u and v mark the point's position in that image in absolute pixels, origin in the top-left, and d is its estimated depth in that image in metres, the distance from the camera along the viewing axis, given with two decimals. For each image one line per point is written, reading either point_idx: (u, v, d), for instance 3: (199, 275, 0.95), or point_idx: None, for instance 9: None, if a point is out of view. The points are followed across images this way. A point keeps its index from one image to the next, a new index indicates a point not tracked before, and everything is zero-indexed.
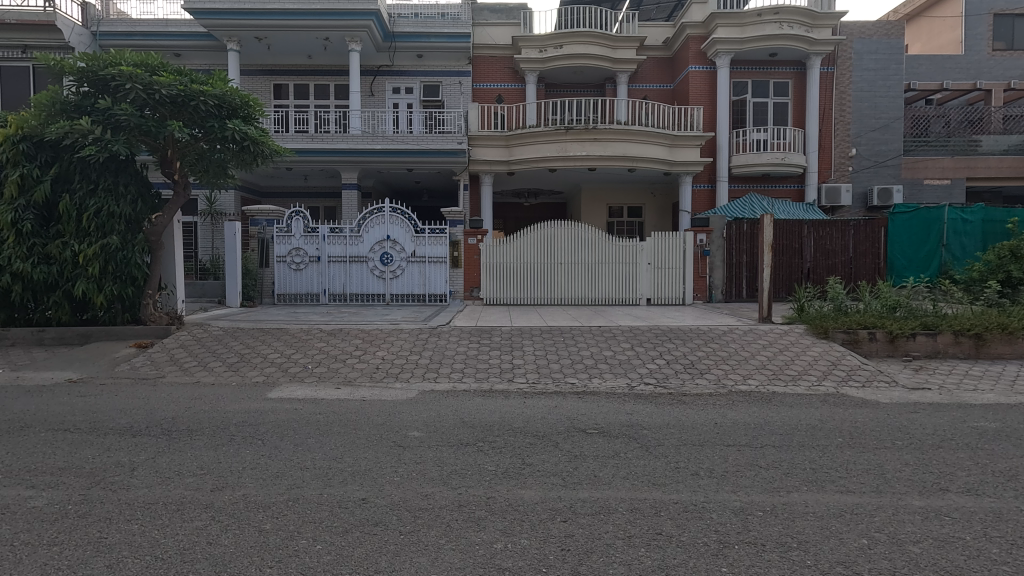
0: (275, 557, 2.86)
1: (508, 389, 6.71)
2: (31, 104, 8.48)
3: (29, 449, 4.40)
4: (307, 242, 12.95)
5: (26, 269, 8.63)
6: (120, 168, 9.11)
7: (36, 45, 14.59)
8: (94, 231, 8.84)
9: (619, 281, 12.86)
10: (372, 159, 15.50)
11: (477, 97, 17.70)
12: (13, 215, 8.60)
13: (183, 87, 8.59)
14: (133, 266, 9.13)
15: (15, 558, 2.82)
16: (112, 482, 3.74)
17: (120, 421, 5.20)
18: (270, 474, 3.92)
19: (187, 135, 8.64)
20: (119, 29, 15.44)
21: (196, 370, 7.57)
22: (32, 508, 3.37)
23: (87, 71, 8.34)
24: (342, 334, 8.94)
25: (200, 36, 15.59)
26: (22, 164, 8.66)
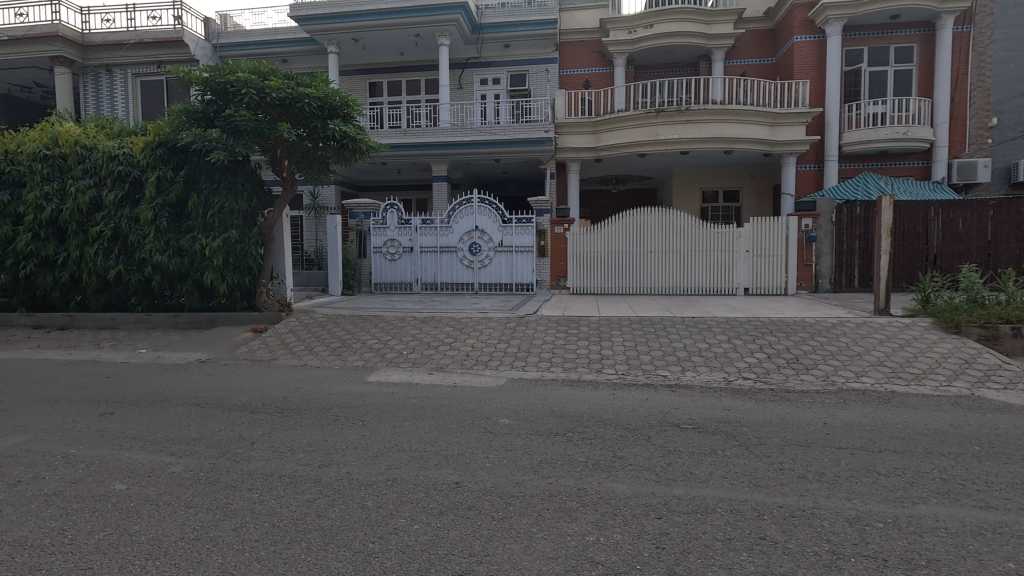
0: (378, 533, 3.01)
1: (597, 379, 6.61)
2: (166, 114, 9.46)
3: (168, 421, 4.97)
4: (401, 234, 13.52)
5: (164, 260, 9.77)
6: (238, 168, 9.98)
7: (169, 59, 16.31)
8: (218, 226, 9.77)
9: (714, 270, 12.25)
10: (460, 151, 15.83)
11: (563, 84, 17.44)
12: (152, 213, 9.74)
13: (291, 90, 9.22)
14: (250, 257, 10.02)
15: (160, 517, 3.18)
16: (236, 454, 4.14)
17: (241, 399, 5.74)
18: (371, 454, 4.15)
19: (294, 136, 9.28)
20: (235, 40, 16.80)
21: (303, 354, 8.18)
22: (172, 473, 3.79)
23: (210, 81, 9.08)
24: (434, 321, 9.28)
25: (304, 42, 16.60)
26: (159, 168, 9.78)
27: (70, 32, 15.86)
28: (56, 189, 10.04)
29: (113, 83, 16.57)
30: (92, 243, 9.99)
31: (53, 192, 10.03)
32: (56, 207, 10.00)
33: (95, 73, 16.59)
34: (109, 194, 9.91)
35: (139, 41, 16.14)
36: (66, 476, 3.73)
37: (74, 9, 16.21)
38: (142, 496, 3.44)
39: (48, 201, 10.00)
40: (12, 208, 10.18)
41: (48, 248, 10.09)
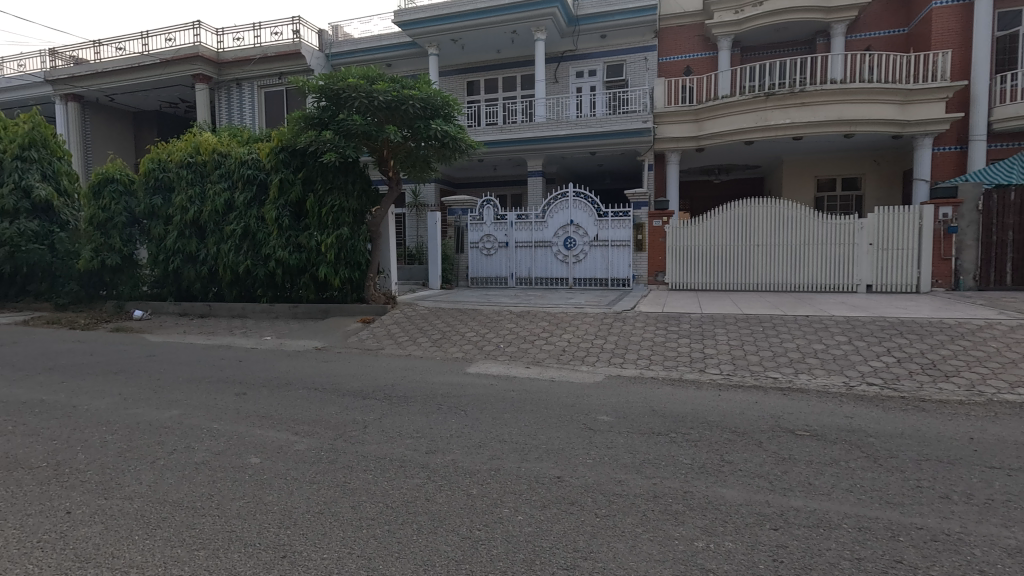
0: (484, 521, 3.09)
1: (700, 379, 6.34)
2: (287, 121, 10.31)
3: (293, 403, 5.43)
4: (497, 229, 13.78)
5: (285, 256, 10.70)
6: (349, 169, 10.65)
7: (289, 71, 17.76)
8: (331, 223, 10.52)
9: (831, 264, 11.28)
10: (556, 145, 15.81)
11: (663, 71, 16.82)
12: (276, 212, 10.70)
13: (396, 92, 9.68)
14: (359, 252, 10.68)
15: (289, 490, 3.49)
16: (351, 436, 4.44)
17: (354, 385, 6.16)
18: (474, 443, 4.27)
19: (399, 136, 9.74)
20: (346, 48, 17.97)
21: (407, 345, 8.59)
22: (298, 451, 4.14)
23: (325, 88, 9.73)
24: (530, 315, 9.37)
25: (407, 46, 17.37)
26: (281, 171, 10.71)
27: (208, 51, 17.73)
28: (198, 193, 11.35)
29: (243, 95, 18.33)
30: (226, 240, 11.19)
31: (196, 195, 11.36)
32: (198, 209, 11.31)
33: (228, 87, 18.43)
34: (240, 195, 11.02)
35: (264, 56, 17.71)
36: (211, 448, 4.21)
37: (211, 30, 18.11)
38: (273, 469, 3.80)
39: (192, 203, 11.34)
40: (165, 210, 11.67)
41: (192, 245, 11.45)
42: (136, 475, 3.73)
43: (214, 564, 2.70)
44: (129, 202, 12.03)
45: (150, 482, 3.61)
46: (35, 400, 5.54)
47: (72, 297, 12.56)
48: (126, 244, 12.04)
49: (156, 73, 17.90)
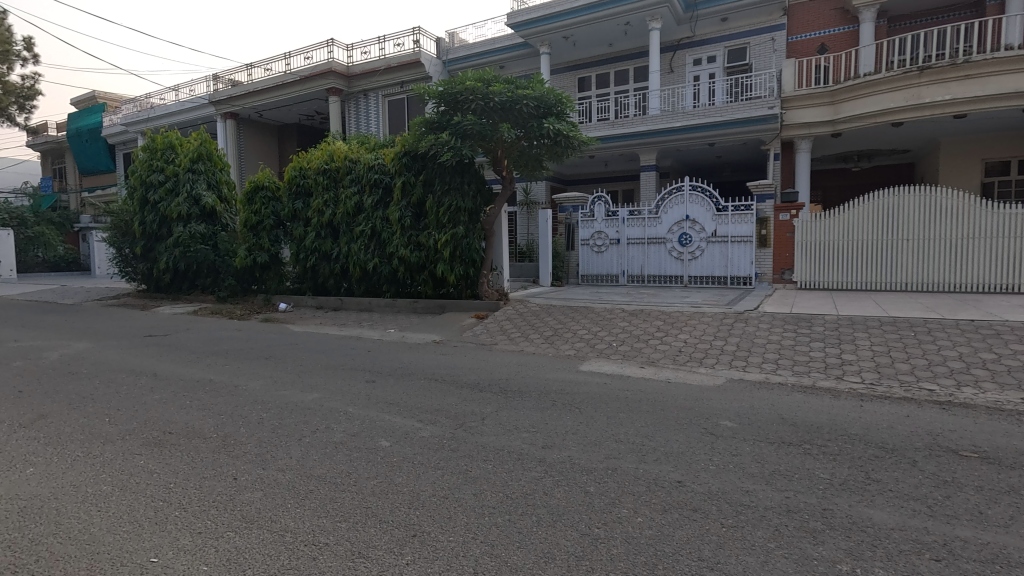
0: (603, 520, 3.07)
1: (837, 387, 5.77)
2: (410, 126, 10.94)
3: (416, 392, 5.76)
4: (608, 226, 13.59)
5: (407, 254, 11.43)
6: (465, 170, 11.08)
7: (410, 79, 18.82)
8: (448, 223, 11.05)
9: (1003, 261, 9.71)
10: (671, 138, 15.22)
11: (793, 52, 15.49)
12: (399, 213, 11.46)
13: (510, 93, 9.88)
14: (474, 250, 11.08)
15: (416, 474, 3.71)
16: (471, 427, 4.62)
17: (471, 377, 6.39)
18: (590, 441, 4.24)
19: (512, 136, 9.94)
20: (461, 54, 18.68)
21: (520, 340, 8.77)
22: (423, 438, 4.39)
23: (444, 93, 10.12)
24: (644, 314, 9.13)
25: (520, 47, 17.64)
26: (404, 174, 11.44)
27: (339, 66, 19.31)
28: (332, 197, 12.44)
29: (369, 105, 19.74)
30: (356, 240, 12.17)
31: (330, 199, 12.46)
32: (332, 211, 12.42)
33: (356, 98, 19.92)
34: (368, 198, 11.92)
35: (387, 66, 18.89)
36: (346, 430, 4.60)
37: (342, 47, 19.70)
38: (401, 454, 4.06)
39: (327, 206, 12.47)
40: (305, 213, 12.96)
41: (326, 245, 12.59)
42: (286, 450, 4.18)
43: (354, 535, 2.95)
44: (275, 206, 13.50)
45: (299, 457, 4.03)
46: (206, 379, 6.44)
47: (230, 290, 14.39)
48: (273, 244, 13.53)
49: (297, 90, 19.86)
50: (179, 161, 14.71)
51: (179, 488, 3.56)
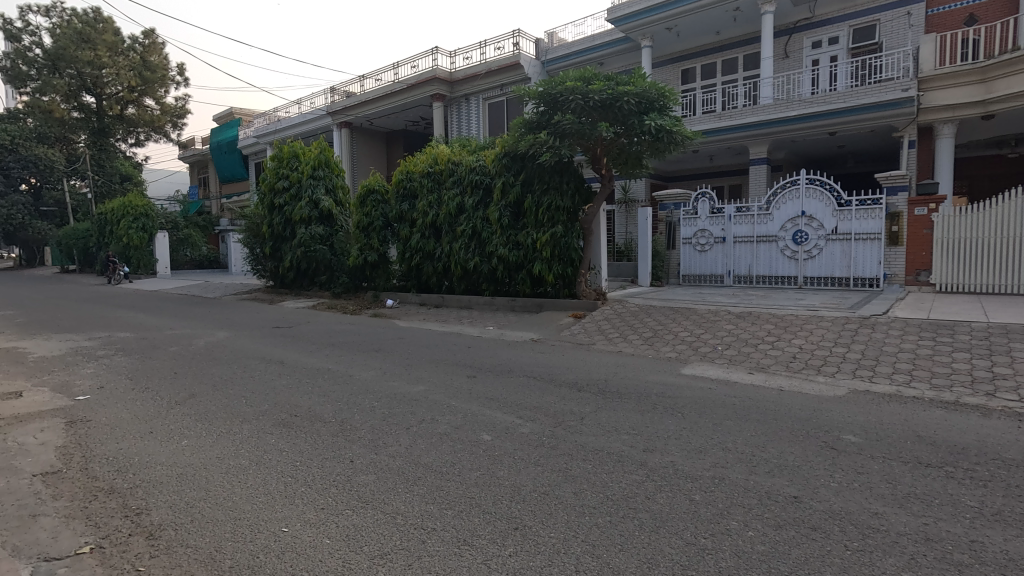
0: (710, 530, 2.94)
1: (987, 405, 5.07)
2: (510, 128, 11.12)
3: (516, 389, 5.87)
4: (713, 224, 12.95)
5: (506, 253, 11.67)
6: (564, 169, 11.07)
7: (509, 81, 19.14)
8: (547, 222, 11.14)
9: None
10: (785, 128, 14.19)
11: (933, 26, 13.77)
12: (498, 213, 11.73)
13: (611, 90, 9.74)
14: (572, 249, 11.08)
15: (517, 469, 3.78)
16: (569, 426, 4.63)
17: (569, 377, 6.40)
18: (695, 448, 4.08)
19: (613, 133, 9.80)
20: (560, 53, 18.64)
21: (618, 341, 8.63)
22: (523, 434, 4.47)
23: (543, 94, 10.18)
24: (753, 317, 8.60)
25: (620, 42, 17.30)
26: (504, 175, 11.68)
27: (443, 73, 20.08)
28: (435, 198, 13.00)
29: (470, 108, 20.36)
30: (457, 239, 12.63)
31: (434, 201, 13.03)
32: (436, 212, 12.98)
33: (458, 103, 20.60)
34: (469, 199, 12.31)
35: (488, 70, 19.30)
36: (450, 422, 4.80)
37: (446, 54, 20.49)
38: (502, 448, 4.16)
39: (431, 207, 13.06)
40: (410, 214, 13.67)
41: (430, 244, 13.19)
42: (396, 438, 4.44)
43: (460, 523, 3.07)
44: (384, 208, 14.36)
45: (407, 445, 4.27)
46: (325, 368, 7.00)
47: (343, 287, 15.53)
48: (381, 244, 14.42)
49: (404, 97, 20.97)
50: (302, 169, 16.12)
51: (305, 467, 3.91)
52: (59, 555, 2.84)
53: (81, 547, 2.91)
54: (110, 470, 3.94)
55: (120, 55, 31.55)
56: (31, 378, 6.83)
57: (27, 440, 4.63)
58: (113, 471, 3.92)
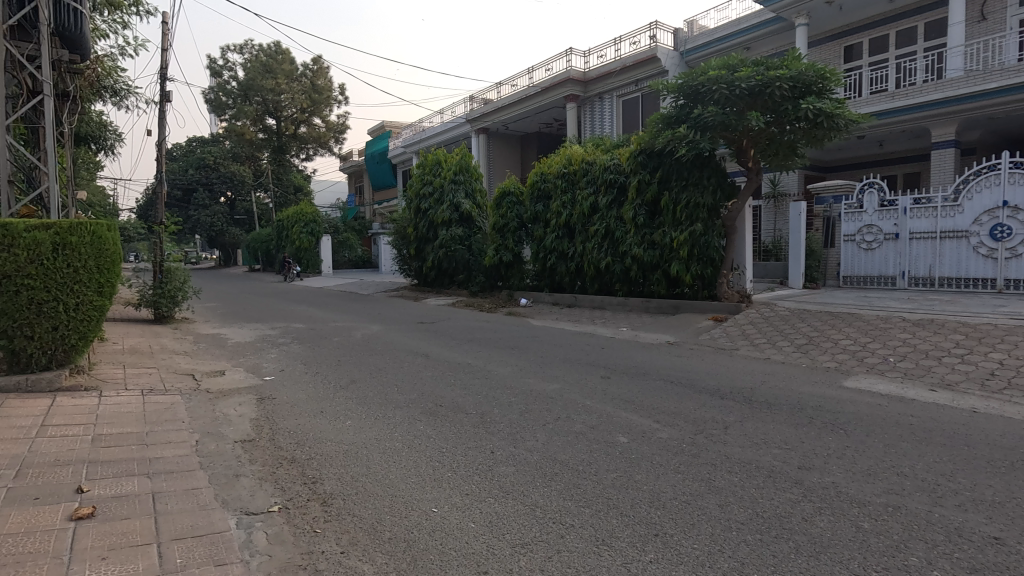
0: (883, 563, 2.62)
1: None
2: (647, 123, 10.79)
3: (653, 392, 5.71)
4: (882, 218, 11.43)
5: (641, 253, 11.38)
6: (705, 163, 10.50)
7: (645, 76, 18.56)
8: (686, 220, 10.66)
9: None
10: (980, 105, 12.07)
11: None
12: (633, 212, 11.47)
13: (760, 76, 9.03)
14: (713, 248, 10.48)
15: (655, 474, 3.68)
16: (712, 434, 4.39)
17: (710, 383, 6.07)
18: (862, 469, 3.65)
19: (762, 122, 9.07)
20: (701, 42, 17.63)
21: (766, 347, 7.98)
22: (661, 438, 4.34)
23: (683, 86, 9.73)
24: (934, 325, 7.44)
25: (770, 23, 15.90)
26: (639, 173, 11.39)
27: (577, 73, 20.10)
28: (569, 198, 13.09)
29: (604, 107, 20.09)
30: (591, 239, 12.60)
31: (568, 201, 13.13)
32: (569, 212, 13.07)
33: (592, 102, 20.43)
34: (603, 199, 12.21)
35: (623, 66, 18.89)
36: (585, 421, 4.82)
37: (580, 54, 20.47)
38: (639, 452, 4.08)
39: (565, 208, 13.18)
40: (544, 215, 13.90)
41: (564, 245, 13.31)
42: (533, 433, 4.57)
43: (598, 523, 3.07)
44: (519, 210, 14.80)
45: (543, 441, 4.37)
46: (465, 363, 7.42)
47: (480, 286, 16.28)
48: (516, 244, 14.88)
49: (539, 101, 21.36)
50: (444, 174, 17.18)
51: (450, 453, 4.18)
52: (256, 510, 3.35)
53: (272, 506, 3.41)
54: (292, 442, 4.56)
55: (295, 81, 36.44)
56: (231, 360, 8.12)
57: (230, 411, 5.53)
58: (294, 443, 4.53)
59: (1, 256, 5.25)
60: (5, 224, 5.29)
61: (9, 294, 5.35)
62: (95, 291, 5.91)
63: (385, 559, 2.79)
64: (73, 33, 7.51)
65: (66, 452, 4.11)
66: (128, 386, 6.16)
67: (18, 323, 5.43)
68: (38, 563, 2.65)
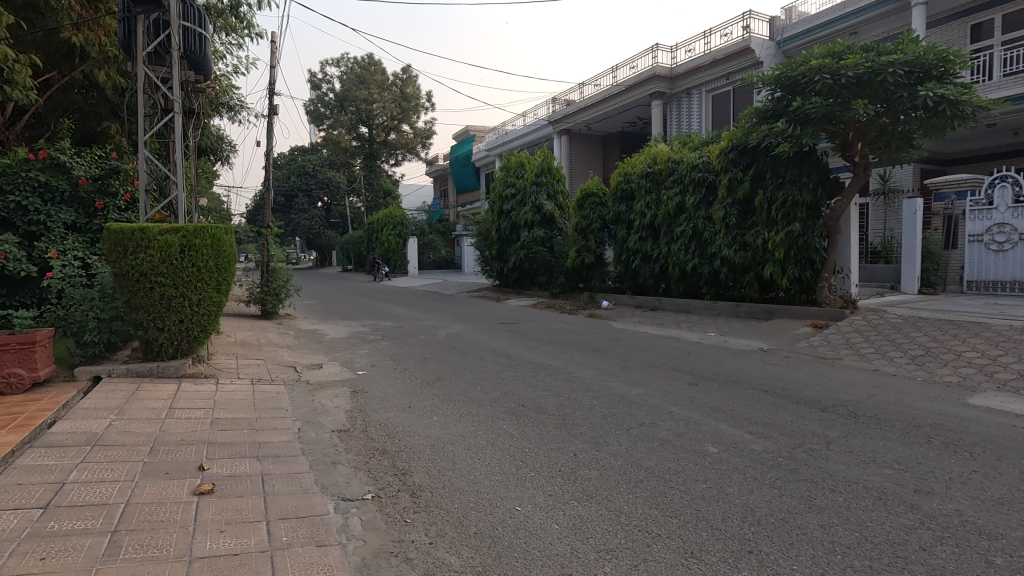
0: None
1: None
2: (740, 119, 10.26)
3: (744, 402, 5.42)
4: (1017, 216, 10.13)
5: (731, 254, 10.84)
6: (804, 159, 9.83)
7: (737, 69, 17.64)
8: (782, 220, 10.03)
9: None
10: None
11: None
12: (723, 212, 10.96)
13: (871, 63, 8.31)
14: (812, 249, 9.77)
15: (748, 488, 3.49)
16: (812, 449, 4.10)
17: (809, 394, 5.66)
18: (993, 498, 3.25)
19: (872, 113, 8.34)
20: (800, 29, 16.49)
21: (873, 358, 7.32)
22: (755, 451, 4.11)
23: (781, 77, 9.16)
24: None
25: (881, 4, 14.54)
26: (731, 171, 10.86)
27: (663, 69, 19.52)
28: (654, 198, 12.76)
29: (691, 103, 19.33)
30: (676, 240, 12.20)
31: (653, 201, 12.80)
32: (654, 213, 12.73)
33: (678, 99, 19.74)
34: (691, 198, 11.78)
35: (713, 60, 18.10)
36: (671, 428, 4.66)
37: (667, 50, 19.88)
38: (730, 463, 3.89)
39: (649, 208, 12.86)
40: (628, 215, 13.63)
41: (647, 246, 12.99)
42: (616, 437, 4.49)
43: (686, 535, 2.96)
44: (602, 211, 14.62)
45: (627, 446, 4.28)
46: (546, 364, 7.44)
47: (561, 287, 16.25)
48: (598, 245, 14.72)
49: (623, 100, 20.98)
50: (527, 176, 17.33)
51: (533, 454, 4.21)
52: (352, 497, 3.55)
53: (366, 494, 3.60)
54: (382, 434, 4.79)
55: (386, 90, 38.35)
56: (327, 355, 8.67)
57: (327, 402, 5.91)
58: (384, 435, 4.75)
59: (140, 257, 5.95)
60: (144, 229, 5.97)
61: (146, 290, 6.06)
62: (215, 289, 6.52)
63: (471, 553, 2.86)
64: (199, 55, 8.36)
65: (189, 433, 4.58)
66: (240, 375, 6.76)
67: (152, 316, 6.13)
68: (169, 531, 2.97)
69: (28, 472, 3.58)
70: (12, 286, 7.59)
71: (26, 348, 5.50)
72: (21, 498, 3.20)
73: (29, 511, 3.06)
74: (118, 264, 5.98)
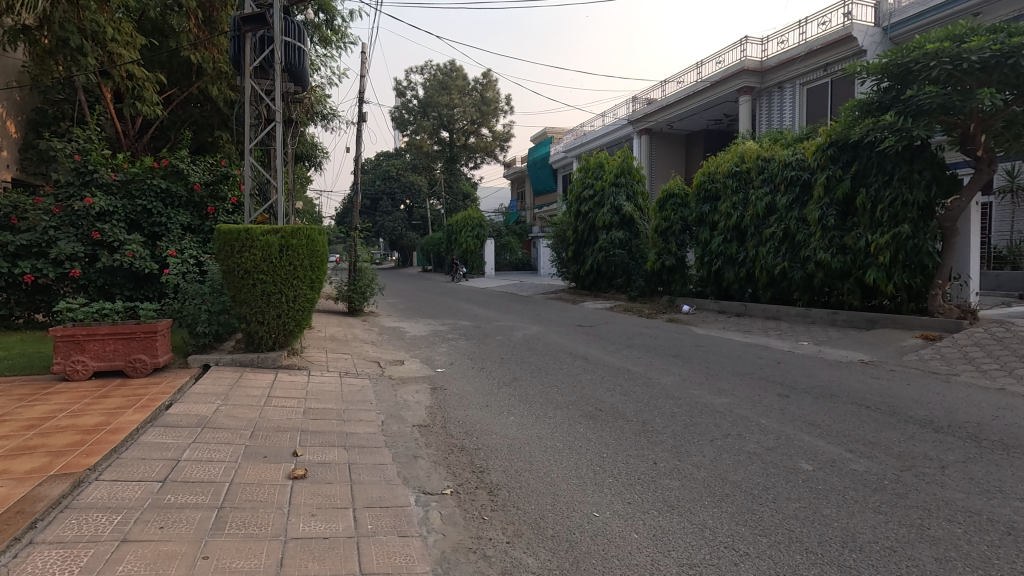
0: None
1: None
2: (840, 113, 9.52)
3: (843, 417, 5.02)
4: None
5: (827, 258, 10.08)
6: (916, 154, 8.98)
7: (836, 59, 16.34)
8: (888, 221, 9.19)
9: None
10: None
11: None
12: (819, 212, 10.22)
13: (1000, 45, 7.45)
14: (924, 254, 8.88)
15: (849, 512, 3.22)
16: (924, 474, 3.71)
17: (920, 413, 5.14)
18: None
19: (999, 100, 7.48)
20: (912, 13, 15.08)
21: (999, 375, 6.53)
22: (857, 471, 3.79)
23: (889, 65, 8.44)
24: None
25: None
26: (828, 168, 10.09)
27: (753, 63, 18.54)
28: (741, 199, 12.15)
29: (784, 98, 18.17)
30: (765, 243, 11.54)
31: (740, 202, 12.19)
32: (740, 214, 12.14)
33: (769, 93, 18.64)
34: (782, 198, 11.11)
35: (809, 51, 16.94)
36: (760, 441, 4.40)
37: (757, 42, 18.86)
38: (828, 483, 3.61)
39: (735, 209, 12.27)
40: (712, 216, 13.06)
41: (733, 248, 12.40)
42: (700, 448, 4.30)
43: (777, 556, 2.78)
44: (684, 212, 14.11)
45: (711, 457, 4.09)
46: (626, 368, 7.29)
47: (640, 291, 15.91)
48: (679, 248, 14.21)
49: (708, 97, 20.16)
50: (606, 177, 17.08)
51: (611, 459, 4.12)
52: (432, 491, 3.65)
53: (445, 489, 3.68)
54: (461, 431, 4.89)
55: (467, 95, 39.22)
56: (408, 351, 9.00)
57: (409, 397, 6.14)
58: (463, 433, 4.84)
59: (244, 256, 6.44)
60: (248, 230, 6.47)
61: (249, 286, 6.56)
62: (308, 287, 6.96)
63: (549, 556, 2.83)
64: (298, 68, 8.97)
65: (285, 421, 4.91)
66: (329, 368, 7.17)
67: (253, 311, 6.63)
68: (267, 511, 3.18)
69: (149, 449, 3.97)
70: (139, 281, 8.48)
71: (149, 337, 6.08)
72: (144, 471, 3.56)
73: (151, 484, 3.39)
74: (225, 262, 6.52)
